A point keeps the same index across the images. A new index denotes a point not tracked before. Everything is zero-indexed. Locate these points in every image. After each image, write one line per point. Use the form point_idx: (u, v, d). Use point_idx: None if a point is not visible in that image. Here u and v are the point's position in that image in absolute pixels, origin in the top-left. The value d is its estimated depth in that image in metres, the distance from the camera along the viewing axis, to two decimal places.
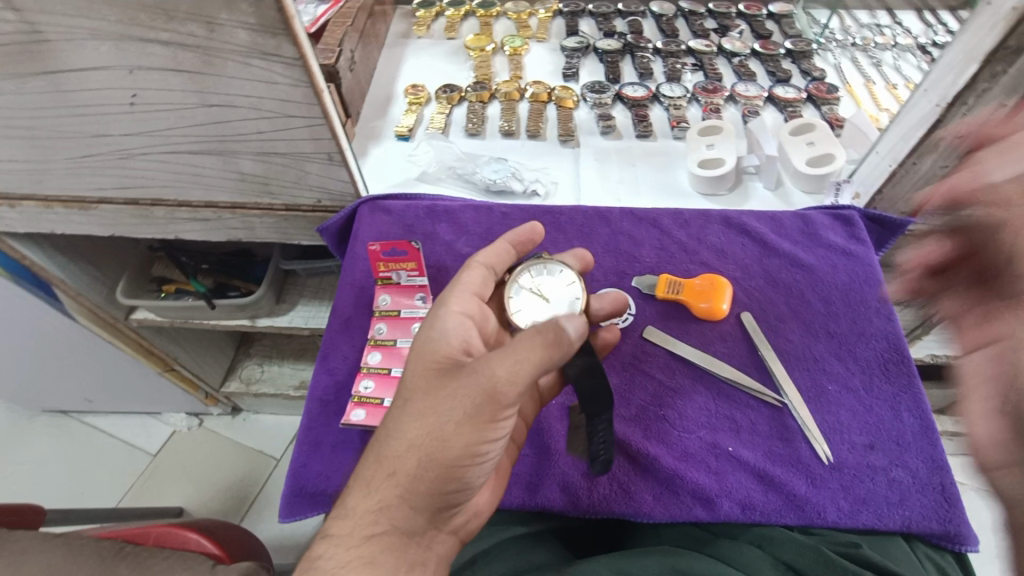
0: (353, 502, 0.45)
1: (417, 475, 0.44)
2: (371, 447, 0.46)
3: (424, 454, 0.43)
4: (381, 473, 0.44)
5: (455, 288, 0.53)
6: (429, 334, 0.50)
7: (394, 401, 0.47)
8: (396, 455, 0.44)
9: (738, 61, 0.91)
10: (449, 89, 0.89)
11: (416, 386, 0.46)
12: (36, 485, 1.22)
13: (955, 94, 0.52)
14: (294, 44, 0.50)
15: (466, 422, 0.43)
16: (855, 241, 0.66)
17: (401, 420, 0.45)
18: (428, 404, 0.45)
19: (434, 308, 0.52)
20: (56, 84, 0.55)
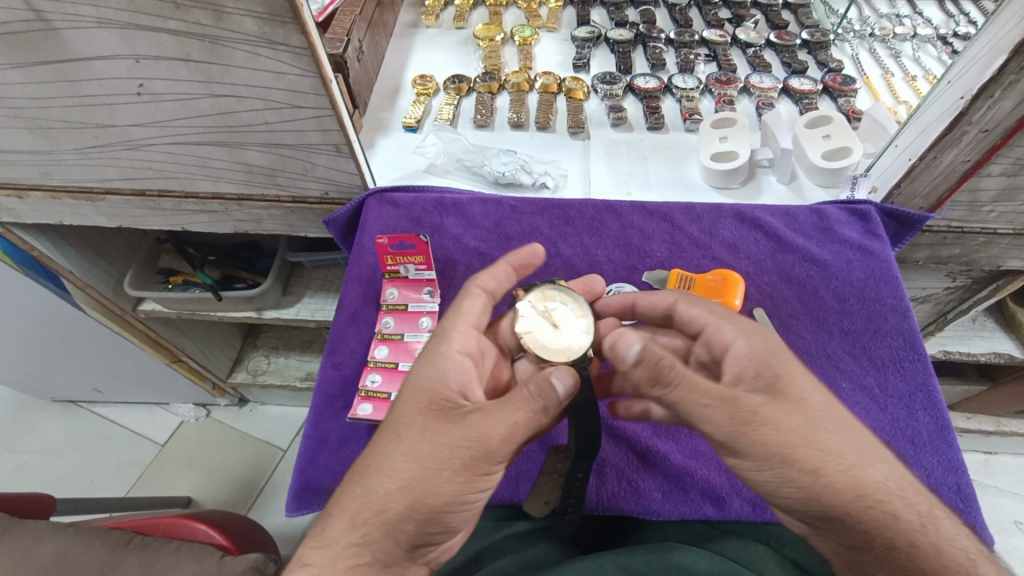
0: (330, 536, 0.40)
1: (409, 517, 0.40)
2: (357, 478, 0.42)
3: (418, 496, 0.40)
4: (368, 510, 0.40)
5: (454, 320, 0.50)
6: (430, 367, 0.47)
7: (387, 432, 0.44)
8: (387, 494, 0.41)
9: (752, 52, 0.89)
10: (457, 80, 0.88)
11: (414, 421, 0.43)
12: (46, 474, 1.23)
13: (980, 87, 0.50)
14: (303, 32, 0.49)
15: (463, 470, 0.41)
16: (871, 236, 0.64)
17: (395, 456, 0.42)
18: (428, 444, 0.42)
19: (435, 341, 0.49)
20: (62, 73, 0.54)
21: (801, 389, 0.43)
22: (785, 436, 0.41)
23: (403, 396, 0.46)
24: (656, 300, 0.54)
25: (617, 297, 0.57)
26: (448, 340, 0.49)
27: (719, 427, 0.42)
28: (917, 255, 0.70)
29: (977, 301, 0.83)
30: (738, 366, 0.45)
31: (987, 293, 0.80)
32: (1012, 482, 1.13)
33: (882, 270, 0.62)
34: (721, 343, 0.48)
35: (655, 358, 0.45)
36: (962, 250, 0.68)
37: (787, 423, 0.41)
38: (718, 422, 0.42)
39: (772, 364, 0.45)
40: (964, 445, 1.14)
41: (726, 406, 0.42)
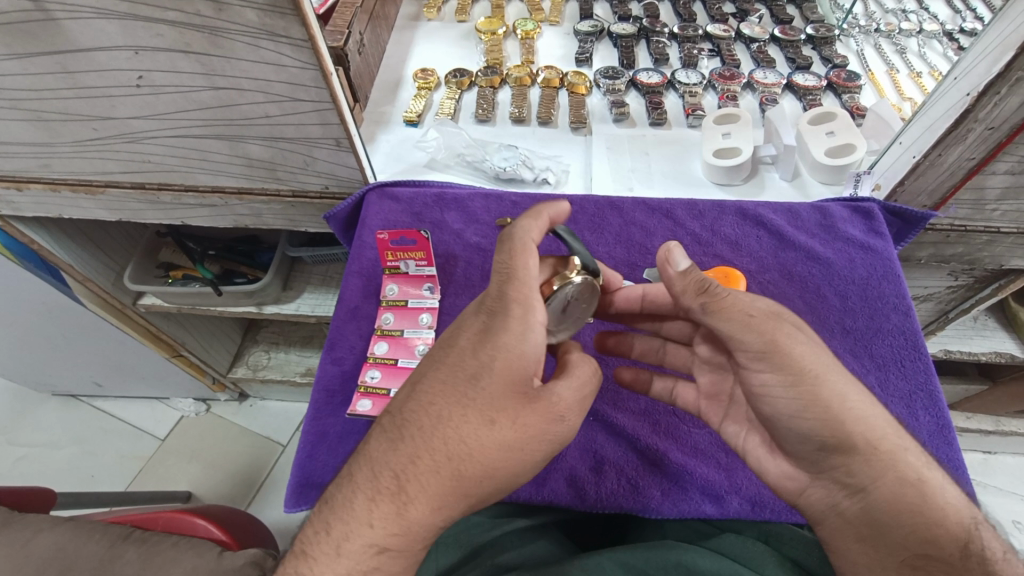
0: (416, 514, 0.41)
1: (489, 496, 0.43)
2: (445, 459, 0.41)
3: (501, 479, 0.42)
4: (456, 493, 0.41)
5: (531, 288, 0.45)
6: (517, 345, 0.43)
7: (474, 413, 0.41)
8: (478, 479, 0.41)
9: (756, 47, 0.89)
10: (459, 74, 0.87)
11: (508, 410, 0.42)
12: (46, 467, 1.23)
13: (988, 83, 0.49)
14: (304, 25, 0.49)
15: (542, 458, 0.44)
16: (874, 234, 0.63)
17: (489, 445, 0.41)
18: (521, 437, 0.42)
19: (519, 312, 0.43)
20: (61, 64, 0.54)
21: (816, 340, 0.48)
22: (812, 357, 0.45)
23: (488, 374, 0.42)
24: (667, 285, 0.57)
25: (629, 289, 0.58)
26: (532, 313, 0.44)
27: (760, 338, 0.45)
28: (921, 254, 0.70)
29: (979, 300, 0.82)
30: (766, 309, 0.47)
31: (990, 292, 0.80)
32: (1011, 481, 1.13)
33: (885, 268, 0.62)
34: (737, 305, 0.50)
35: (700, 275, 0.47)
36: (964, 249, 0.68)
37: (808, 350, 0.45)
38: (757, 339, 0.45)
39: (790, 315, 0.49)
40: (964, 445, 1.14)
41: (766, 324, 0.46)
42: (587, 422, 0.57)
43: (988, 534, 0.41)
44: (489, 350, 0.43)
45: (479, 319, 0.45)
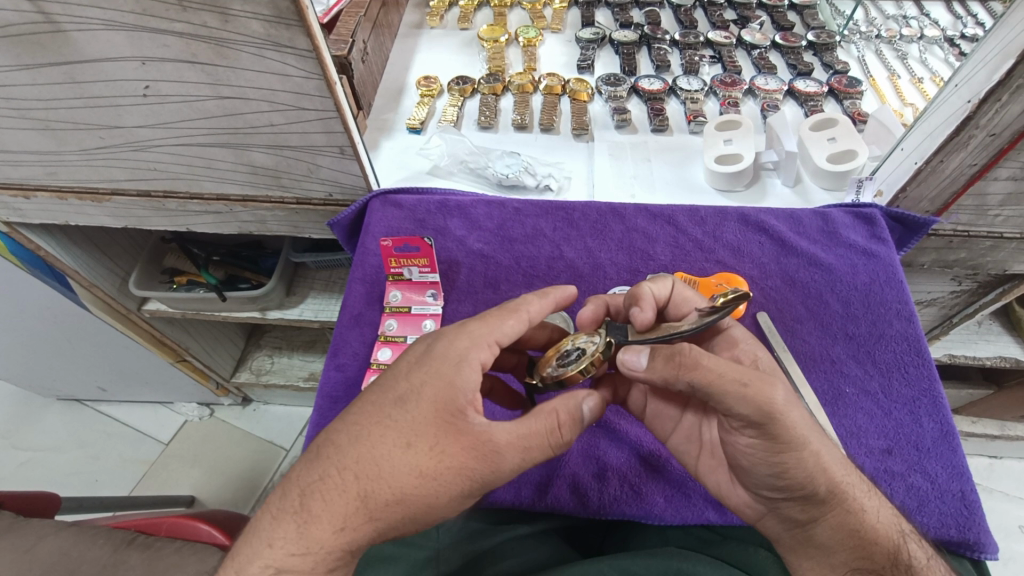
0: (315, 536, 0.40)
1: (402, 523, 0.41)
2: (355, 476, 0.40)
3: (414, 510, 0.41)
4: (362, 518, 0.40)
5: (488, 330, 0.46)
6: (451, 375, 0.43)
7: (393, 434, 0.41)
8: (386, 504, 0.40)
9: (758, 53, 0.89)
10: (462, 80, 0.88)
11: (429, 436, 0.41)
12: (50, 471, 1.24)
13: (988, 90, 0.50)
14: (308, 35, 0.49)
15: (462, 489, 0.42)
16: (876, 240, 0.64)
17: (405, 470, 0.40)
18: (437, 466, 0.41)
19: (466, 342, 0.44)
20: (69, 74, 0.54)
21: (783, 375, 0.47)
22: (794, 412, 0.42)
23: (409, 396, 0.42)
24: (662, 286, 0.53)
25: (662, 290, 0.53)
26: (466, 347, 0.44)
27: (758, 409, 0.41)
28: (923, 259, 0.70)
29: (983, 305, 0.82)
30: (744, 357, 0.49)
31: (994, 297, 0.80)
32: (1018, 487, 1.12)
33: (887, 274, 0.62)
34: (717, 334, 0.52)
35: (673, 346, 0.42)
36: (968, 254, 0.68)
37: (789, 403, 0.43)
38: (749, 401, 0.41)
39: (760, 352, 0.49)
40: (968, 450, 1.13)
41: (759, 392, 0.41)
42: (590, 428, 0.58)
43: (915, 544, 0.43)
44: (424, 376, 0.43)
45: (418, 350, 0.46)
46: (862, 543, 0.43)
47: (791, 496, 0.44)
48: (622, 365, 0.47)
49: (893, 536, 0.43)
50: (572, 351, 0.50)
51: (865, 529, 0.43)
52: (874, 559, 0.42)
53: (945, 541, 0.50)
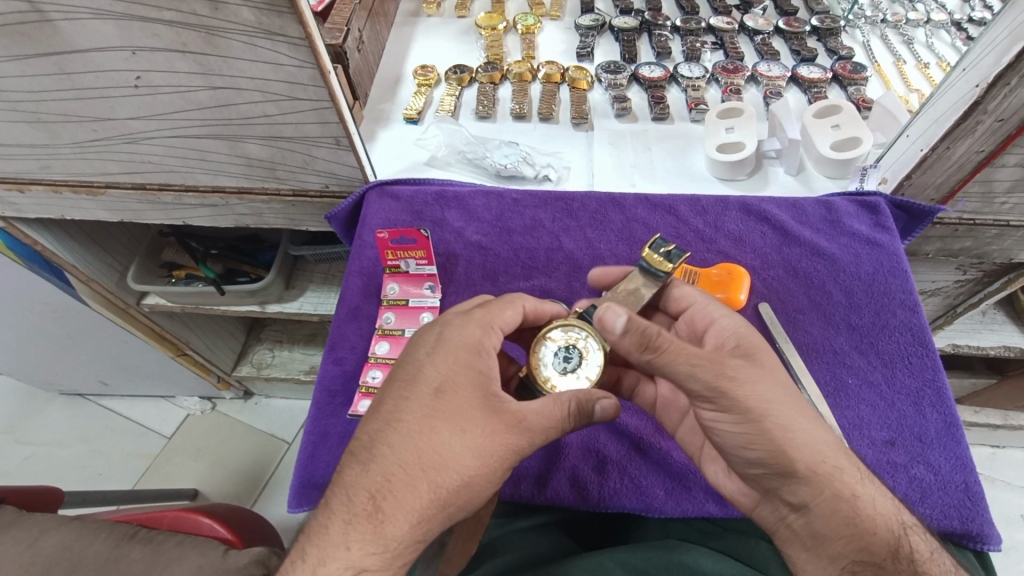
0: (393, 535, 0.39)
1: (469, 505, 0.42)
2: (421, 472, 0.40)
3: (477, 490, 0.42)
4: (436, 506, 0.40)
5: (494, 318, 0.48)
6: (475, 359, 0.45)
7: (446, 424, 0.41)
8: (456, 489, 0.41)
9: (760, 39, 0.87)
10: (459, 69, 0.87)
11: (480, 420, 0.42)
12: (54, 466, 1.24)
13: (996, 75, 0.48)
14: (300, 23, 0.48)
15: (515, 462, 0.43)
16: (880, 229, 0.63)
17: (466, 453, 0.41)
18: (494, 446, 0.42)
19: (477, 329, 0.46)
20: (58, 65, 0.53)
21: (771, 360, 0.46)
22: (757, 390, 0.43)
23: (449, 386, 0.43)
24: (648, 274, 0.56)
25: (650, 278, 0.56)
26: (482, 335, 0.46)
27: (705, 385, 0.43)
28: (927, 248, 0.69)
29: (987, 294, 0.81)
30: (721, 339, 0.49)
31: (999, 286, 0.79)
32: (1020, 476, 1.11)
33: (892, 263, 0.61)
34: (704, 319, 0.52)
35: (640, 326, 0.44)
36: (973, 242, 0.67)
37: (758, 383, 0.44)
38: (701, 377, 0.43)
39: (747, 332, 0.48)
40: (971, 440, 1.13)
41: (710, 369, 0.43)
42: None
43: (918, 536, 0.42)
44: (452, 363, 0.44)
45: (432, 340, 0.46)
46: (856, 533, 0.42)
47: (789, 488, 0.44)
48: (599, 323, 0.45)
49: (894, 527, 0.42)
50: (563, 350, 0.51)
51: (860, 517, 0.42)
52: (873, 550, 0.41)
53: (947, 532, 0.50)
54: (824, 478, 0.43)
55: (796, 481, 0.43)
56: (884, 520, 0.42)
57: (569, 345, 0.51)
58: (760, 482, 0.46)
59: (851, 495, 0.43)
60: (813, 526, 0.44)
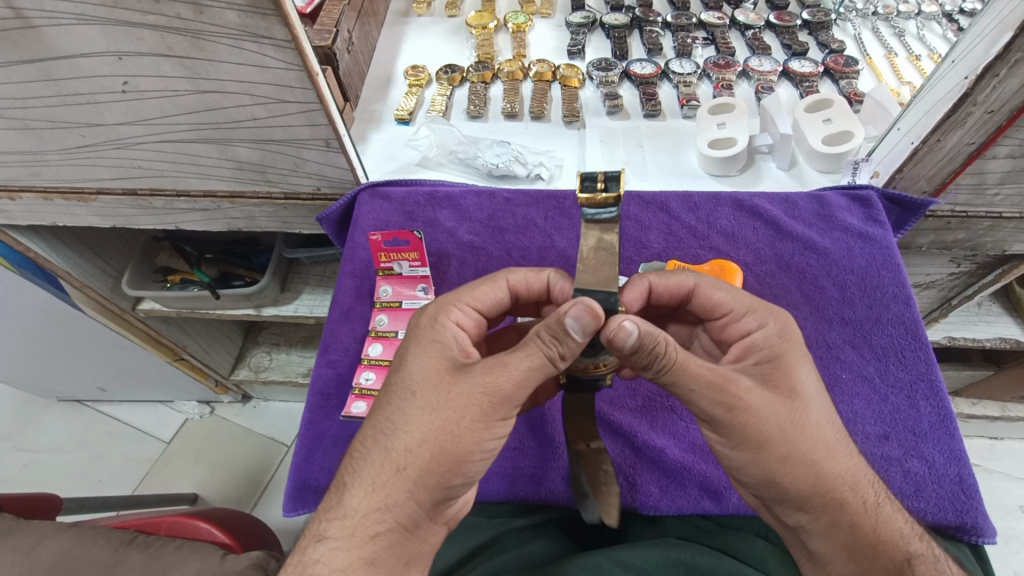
0: (353, 503, 0.41)
1: (435, 470, 0.41)
2: (375, 442, 0.42)
3: (439, 453, 0.41)
4: (390, 471, 0.41)
5: (456, 295, 0.49)
6: (432, 333, 0.46)
7: (399, 394, 0.44)
8: (408, 453, 0.41)
9: (752, 34, 0.87)
10: (450, 69, 0.86)
11: (431, 384, 0.43)
12: (54, 472, 1.24)
13: (985, 66, 0.48)
14: (286, 24, 0.48)
15: (481, 418, 0.41)
16: (872, 222, 0.62)
17: (413, 416, 0.42)
18: (446, 405, 0.42)
19: (434, 306, 0.48)
20: (44, 71, 0.53)
21: (799, 383, 0.45)
22: (773, 425, 0.43)
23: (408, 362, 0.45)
24: (675, 282, 0.50)
25: (680, 279, 0.50)
26: (441, 312, 0.48)
27: (708, 414, 0.43)
28: (921, 241, 0.69)
29: (983, 285, 0.81)
30: (745, 355, 0.47)
31: (994, 277, 0.79)
32: (1019, 467, 1.12)
33: (884, 256, 0.61)
34: (737, 332, 0.49)
35: (652, 344, 0.41)
36: (966, 235, 0.67)
37: (774, 414, 0.43)
38: (705, 408, 0.43)
39: (784, 350, 0.46)
40: (969, 432, 1.13)
41: (707, 399, 0.42)
42: None
43: (925, 566, 0.42)
44: (410, 343, 0.47)
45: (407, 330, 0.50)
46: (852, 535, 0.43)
47: (789, 492, 0.43)
48: (608, 338, 0.42)
49: (899, 557, 0.43)
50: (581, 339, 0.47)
51: (860, 544, 0.43)
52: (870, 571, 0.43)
53: (942, 525, 0.50)
54: (824, 508, 0.43)
55: (789, 482, 0.43)
56: (889, 553, 0.43)
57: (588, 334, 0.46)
58: (760, 500, 0.47)
59: (854, 524, 0.43)
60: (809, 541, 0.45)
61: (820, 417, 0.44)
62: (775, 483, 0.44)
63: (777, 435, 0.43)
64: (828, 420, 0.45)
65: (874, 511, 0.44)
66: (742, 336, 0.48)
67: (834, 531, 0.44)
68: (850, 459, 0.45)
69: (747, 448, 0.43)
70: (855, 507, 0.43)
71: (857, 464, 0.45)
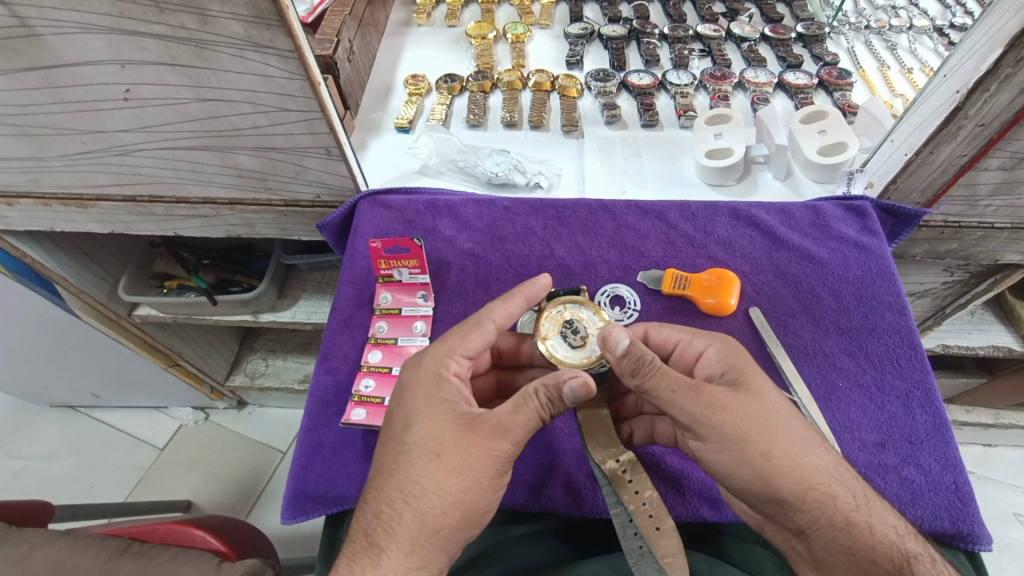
0: (390, 565, 0.42)
1: (463, 524, 0.44)
2: (403, 502, 0.43)
3: (466, 507, 0.44)
4: (426, 532, 0.43)
5: (453, 343, 0.50)
6: (438, 393, 0.47)
7: (418, 454, 0.45)
8: (442, 514, 0.43)
9: (747, 46, 0.88)
10: (449, 78, 0.87)
11: (451, 443, 0.45)
12: (45, 480, 1.23)
13: (976, 80, 0.49)
14: (290, 35, 0.49)
15: (497, 469, 0.45)
16: (867, 232, 0.63)
17: (440, 477, 0.44)
18: (470, 463, 0.44)
19: (429, 363, 0.49)
20: (46, 79, 0.53)
21: (763, 388, 0.47)
22: (745, 422, 0.44)
23: (416, 420, 0.46)
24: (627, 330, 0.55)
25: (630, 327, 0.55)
26: (439, 368, 0.49)
27: (690, 414, 0.45)
28: (915, 251, 0.70)
29: (976, 294, 0.82)
30: (711, 372, 0.49)
31: (987, 286, 0.80)
32: (1012, 474, 1.12)
33: (879, 266, 0.62)
34: (692, 355, 0.52)
35: (640, 351, 0.46)
36: (959, 244, 0.68)
37: (747, 411, 0.45)
38: (687, 410, 0.45)
39: (739, 360, 0.49)
40: (963, 439, 1.14)
41: (685, 401, 0.45)
42: None
43: (925, 566, 0.42)
44: (415, 402, 0.47)
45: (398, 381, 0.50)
46: (853, 537, 0.43)
47: (796, 504, 0.44)
48: (603, 339, 0.48)
49: (898, 557, 0.42)
50: (565, 330, 0.55)
51: (859, 545, 0.43)
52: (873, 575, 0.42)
53: (938, 533, 0.50)
54: (818, 504, 0.43)
55: (789, 488, 0.43)
56: (888, 551, 0.42)
57: (566, 329, 0.55)
58: (761, 510, 0.46)
59: (849, 521, 0.43)
60: (813, 544, 0.45)
61: (787, 408, 0.46)
62: (760, 481, 0.44)
63: (751, 431, 0.44)
64: (795, 416, 0.47)
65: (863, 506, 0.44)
66: (699, 358, 0.51)
67: (833, 530, 0.43)
68: (827, 453, 0.46)
69: (727, 452, 0.44)
70: (846, 503, 0.44)
71: (836, 458, 0.46)
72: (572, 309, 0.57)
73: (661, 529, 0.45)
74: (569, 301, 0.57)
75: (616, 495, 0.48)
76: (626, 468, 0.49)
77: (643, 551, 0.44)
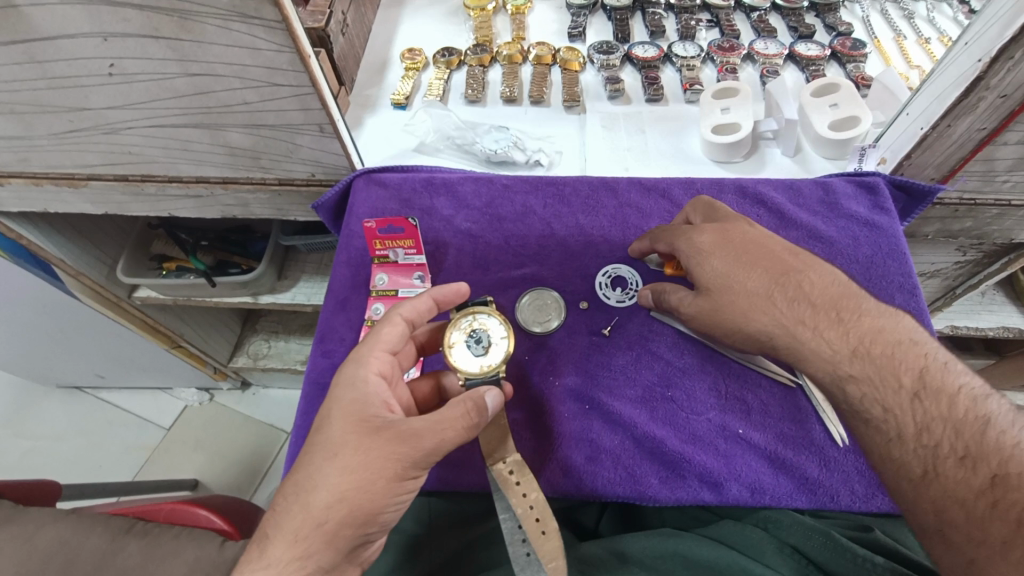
0: (274, 555, 0.41)
1: (354, 523, 0.43)
2: (297, 493, 0.43)
3: (356, 507, 0.42)
4: (309, 524, 0.42)
5: (370, 346, 0.49)
6: (355, 392, 0.46)
7: (320, 451, 0.44)
8: (328, 507, 0.42)
9: (757, 16, 0.85)
10: (447, 52, 0.84)
11: (352, 441, 0.44)
12: (55, 460, 1.24)
13: (1000, 48, 0.47)
14: (276, 5, 0.46)
15: (395, 474, 0.43)
16: (879, 210, 0.61)
17: (335, 474, 0.43)
18: (366, 463, 0.43)
19: (353, 364, 0.48)
20: (29, 53, 0.51)
21: (726, 270, 0.51)
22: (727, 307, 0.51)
23: (330, 414, 0.46)
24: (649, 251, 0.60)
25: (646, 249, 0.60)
26: (362, 366, 0.48)
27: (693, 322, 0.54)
28: (927, 229, 0.68)
29: (988, 274, 0.80)
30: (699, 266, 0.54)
31: (999, 266, 0.78)
32: None
33: (889, 246, 0.60)
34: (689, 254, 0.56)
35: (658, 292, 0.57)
36: (974, 223, 0.66)
37: (724, 298, 0.51)
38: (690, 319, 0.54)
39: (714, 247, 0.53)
40: None
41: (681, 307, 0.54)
42: (583, 411, 0.56)
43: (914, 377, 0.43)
44: (331, 401, 0.46)
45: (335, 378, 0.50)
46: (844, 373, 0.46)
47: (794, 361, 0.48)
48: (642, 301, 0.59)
49: (888, 375, 0.44)
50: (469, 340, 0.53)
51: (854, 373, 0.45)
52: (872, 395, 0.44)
53: None
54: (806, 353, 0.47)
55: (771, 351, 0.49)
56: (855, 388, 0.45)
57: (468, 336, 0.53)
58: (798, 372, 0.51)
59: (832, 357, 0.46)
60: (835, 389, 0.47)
61: (759, 287, 0.50)
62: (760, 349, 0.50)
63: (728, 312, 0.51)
64: (765, 280, 0.50)
65: (839, 345, 0.46)
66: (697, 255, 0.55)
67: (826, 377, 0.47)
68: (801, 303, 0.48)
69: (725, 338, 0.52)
70: (823, 347, 0.46)
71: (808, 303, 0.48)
72: (481, 318, 0.54)
73: (545, 531, 0.47)
74: (478, 309, 0.54)
75: (505, 500, 0.50)
76: (512, 469, 0.51)
77: (530, 557, 0.46)
